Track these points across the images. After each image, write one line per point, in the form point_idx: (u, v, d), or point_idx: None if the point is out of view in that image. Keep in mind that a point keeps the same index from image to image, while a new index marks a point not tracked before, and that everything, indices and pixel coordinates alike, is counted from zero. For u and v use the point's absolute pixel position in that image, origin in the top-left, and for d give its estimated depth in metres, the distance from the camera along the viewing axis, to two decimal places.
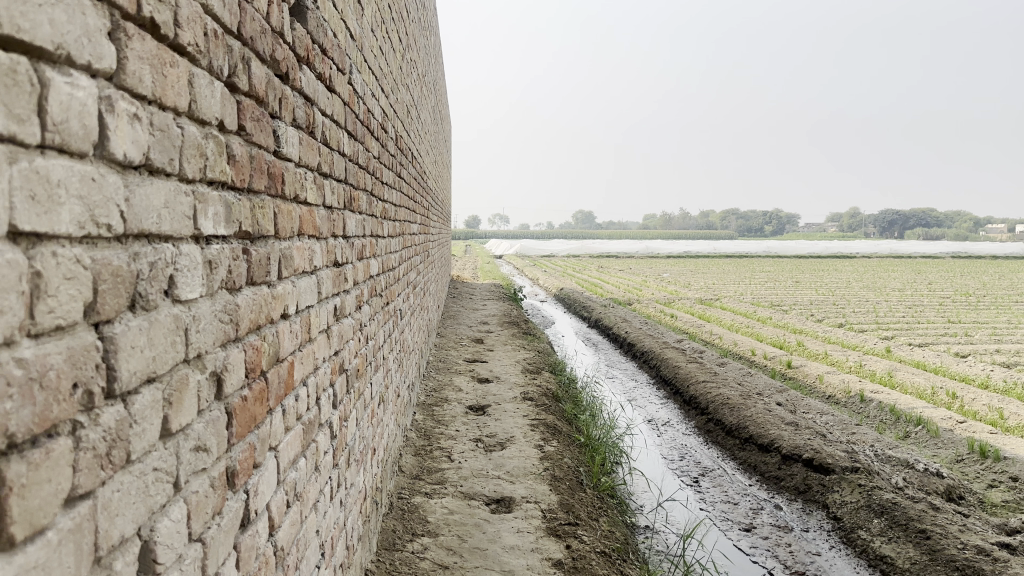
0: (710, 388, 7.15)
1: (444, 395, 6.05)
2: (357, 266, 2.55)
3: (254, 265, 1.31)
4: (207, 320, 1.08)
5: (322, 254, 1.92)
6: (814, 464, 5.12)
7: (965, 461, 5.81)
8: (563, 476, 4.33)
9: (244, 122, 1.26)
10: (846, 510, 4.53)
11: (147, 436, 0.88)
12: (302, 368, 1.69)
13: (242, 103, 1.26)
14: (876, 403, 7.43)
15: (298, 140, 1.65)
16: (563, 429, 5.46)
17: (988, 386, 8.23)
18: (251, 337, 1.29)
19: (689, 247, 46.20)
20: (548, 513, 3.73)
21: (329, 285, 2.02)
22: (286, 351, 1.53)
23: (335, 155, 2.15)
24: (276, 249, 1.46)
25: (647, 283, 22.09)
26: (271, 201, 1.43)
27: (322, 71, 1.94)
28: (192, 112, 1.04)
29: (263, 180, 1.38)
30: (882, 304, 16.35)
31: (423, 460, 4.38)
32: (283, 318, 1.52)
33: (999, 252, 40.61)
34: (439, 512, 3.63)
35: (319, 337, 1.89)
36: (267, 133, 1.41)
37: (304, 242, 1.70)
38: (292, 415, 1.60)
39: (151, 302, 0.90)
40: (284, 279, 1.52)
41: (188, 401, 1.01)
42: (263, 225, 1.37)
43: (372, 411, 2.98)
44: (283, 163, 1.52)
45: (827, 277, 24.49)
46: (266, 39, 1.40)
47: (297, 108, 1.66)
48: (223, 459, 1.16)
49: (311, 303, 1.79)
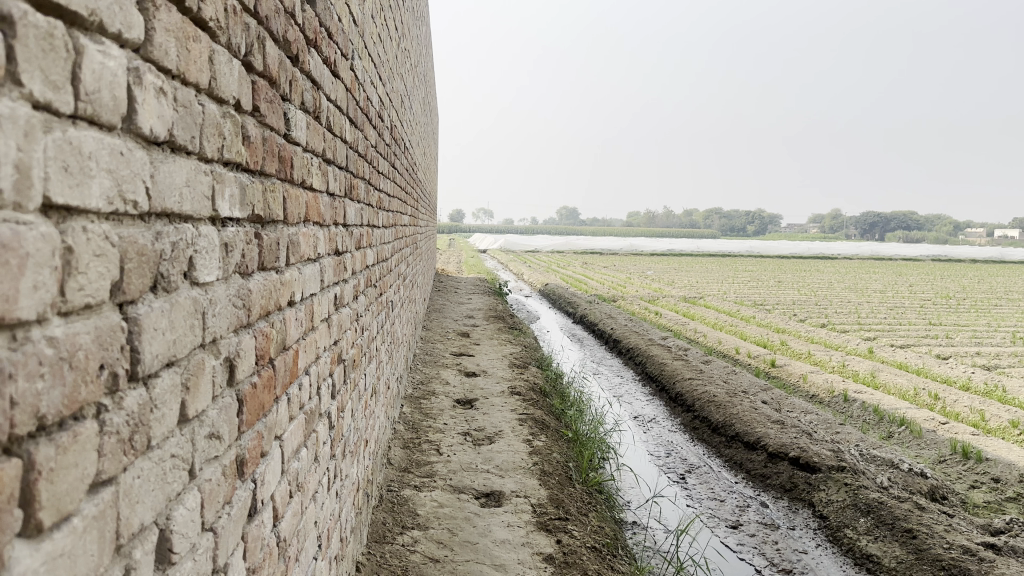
0: (696, 385, 7.18)
1: (431, 388, 6.02)
2: (355, 255, 2.53)
3: (265, 250, 1.28)
4: (222, 304, 1.05)
5: (325, 241, 1.89)
6: (800, 463, 5.14)
7: (947, 462, 5.87)
8: (552, 471, 4.33)
9: (258, 103, 1.23)
10: (832, 509, 4.56)
11: (166, 422, 0.86)
12: (305, 357, 1.66)
13: (257, 83, 1.23)
14: (859, 402, 7.49)
15: (305, 124, 1.62)
16: (551, 424, 5.45)
17: (969, 388, 8.32)
18: (261, 323, 1.26)
19: (672, 247, 46.39)
20: (538, 508, 3.72)
21: (330, 273, 1.99)
22: (291, 338, 1.51)
23: (337, 141, 2.12)
24: (285, 235, 1.43)
25: (632, 280, 22.14)
26: (281, 185, 1.40)
27: (328, 55, 1.92)
28: (213, 90, 1.01)
29: (274, 164, 1.35)
30: (864, 305, 16.48)
31: (412, 453, 4.35)
32: (290, 305, 1.49)
33: (977, 257, 41.18)
34: (429, 505, 3.61)
35: (320, 325, 1.86)
36: (279, 115, 1.39)
37: (310, 228, 1.67)
38: (295, 404, 1.57)
39: (173, 284, 0.87)
40: (291, 265, 1.49)
41: (203, 387, 0.98)
42: (273, 208, 1.34)
43: (365, 402, 2.95)
44: (292, 147, 1.49)
45: (809, 278, 24.67)
46: (279, 19, 1.37)
47: (305, 92, 1.63)
48: (233, 448, 1.14)
49: (314, 291, 1.76)
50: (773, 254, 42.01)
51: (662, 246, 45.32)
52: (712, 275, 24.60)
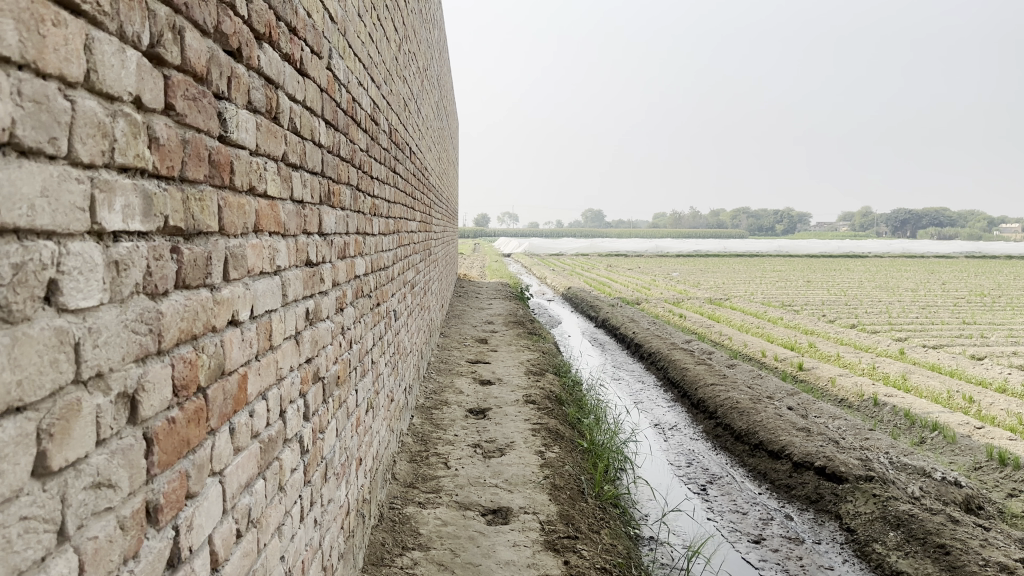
0: (719, 391, 6.95)
1: (444, 398, 5.88)
2: (337, 267, 2.37)
3: (187, 266, 1.13)
4: (112, 333, 0.91)
5: (290, 253, 1.75)
6: (827, 473, 4.93)
7: (983, 469, 5.62)
8: (564, 486, 4.15)
9: (172, 101, 1.09)
10: (860, 522, 4.35)
11: (9, 480, 0.71)
12: (259, 381, 1.51)
13: (171, 79, 1.09)
14: (890, 407, 7.23)
15: (254, 126, 1.47)
16: (566, 434, 5.28)
17: (1005, 391, 8.01)
18: (182, 349, 1.12)
19: (697, 248, 45.90)
20: (546, 525, 3.55)
21: (299, 287, 1.85)
22: (235, 362, 1.36)
23: (308, 145, 1.97)
24: (222, 247, 1.28)
25: (656, 282, 21.86)
26: (213, 193, 1.25)
27: (291, 53, 1.77)
28: (92, 86, 0.86)
29: (201, 170, 1.20)
30: (895, 305, 16.09)
31: (418, 467, 4.20)
32: (232, 325, 1.34)
33: (1011, 253, 40.27)
34: (432, 524, 3.45)
35: (284, 344, 1.71)
36: (209, 115, 1.23)
37: (263, 239, 1.52)
38: (245, 433, 1.42)
39: (18, 314, 0.73)
40: (233, 281, 1.34)
41: (79, 431, 0.84)
42: (201, 220, 1.20)
43: (356, 419, 2.80)
44: (231, 151, 1.34)
45: (838, 277, 24.22)
46: (208, 7, 1.22)
47: (253, 90, 1.49)
48: (141, 493, 1.00)
49: (273, 308, 1.62)
50: (801, 254, 41.53)
51: (687, 247, 44.90)
52: (738, 276, 24.21)
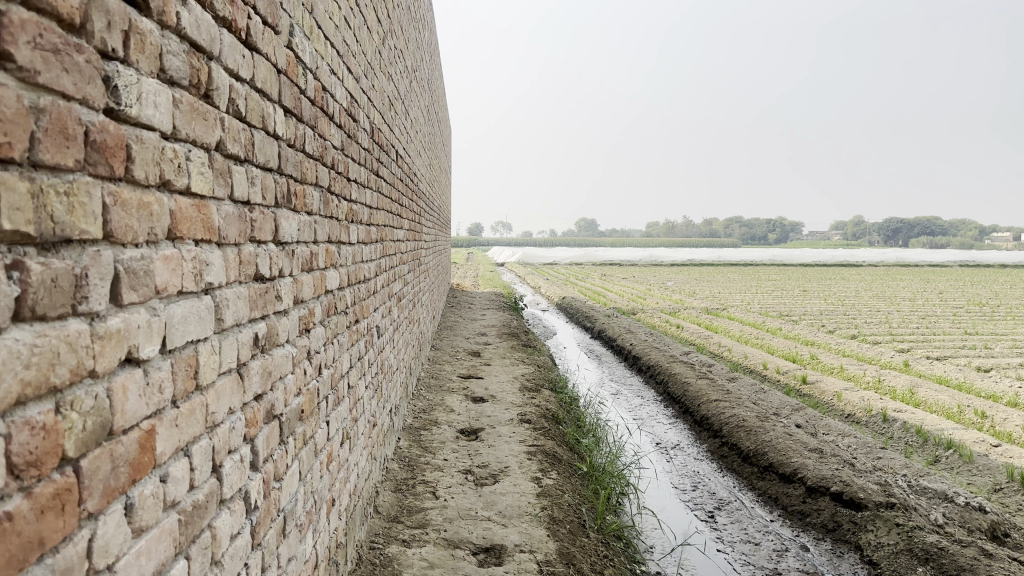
0: (723, 408, 6.60)
1: (434, 417, 5.51)
2: (301, 280, 2.01)
3: (36, 285, 0.79)
4: None
5: (227, 265, 1.40)
6: (844, 499, 4.58)
7: (1004, 491, 5.28)
8: (563, 518, 3.79)
9: (10, 48, 0.74)
10: (883, 554, 4.00)
11: None
12: (177, 434, 1.16)
13: (11, 17, 0.74)
14: (900, 423, 6.88)
15: (170, 102, 1.13)
16: (564, 457, 4.94)
17: (1017, 405, 7.67)
18: (24, 412, 0.77)
19: (691, 257, 45.62)
20: (544, 566, 3.20)
21: (243, 309, 1.50)
22: (134, 413, 1.01)
23: (259, 134, 1.62)
24: (110, 262, 0.94)
25: (651, 292, 21.51)
26: (94, 185, 0.91)
27: (232, 19, 1.42)
28: None
29: (68, 152, 0.85)
30: (894, 315, 15.75)
31: (403, 498, 3.83)
32: (128, 365, 1.00)
33: (1005, 262, 40.08)
34: (416, 567, 3.07)
35: (219, 380, 1.36)
36: (85, 78, 0.89)
37: (184, 250, 1.17)
38: (151, 505, 1.07)
39: None
40: (126, 305, 0.99)
41: None
42: (68, 220, 0.85)
43: (327, 455, 2.44)
44: (127, 131, 0.99)
45: (834, 286, 23.90)
46: None
47: (170, 54, 1.14)
48: None
49: (202, 337, 1.26)
50: (798, 262, 41.27)
51: (681, 256, 44.57)
52: (734, 285, 23.93)
